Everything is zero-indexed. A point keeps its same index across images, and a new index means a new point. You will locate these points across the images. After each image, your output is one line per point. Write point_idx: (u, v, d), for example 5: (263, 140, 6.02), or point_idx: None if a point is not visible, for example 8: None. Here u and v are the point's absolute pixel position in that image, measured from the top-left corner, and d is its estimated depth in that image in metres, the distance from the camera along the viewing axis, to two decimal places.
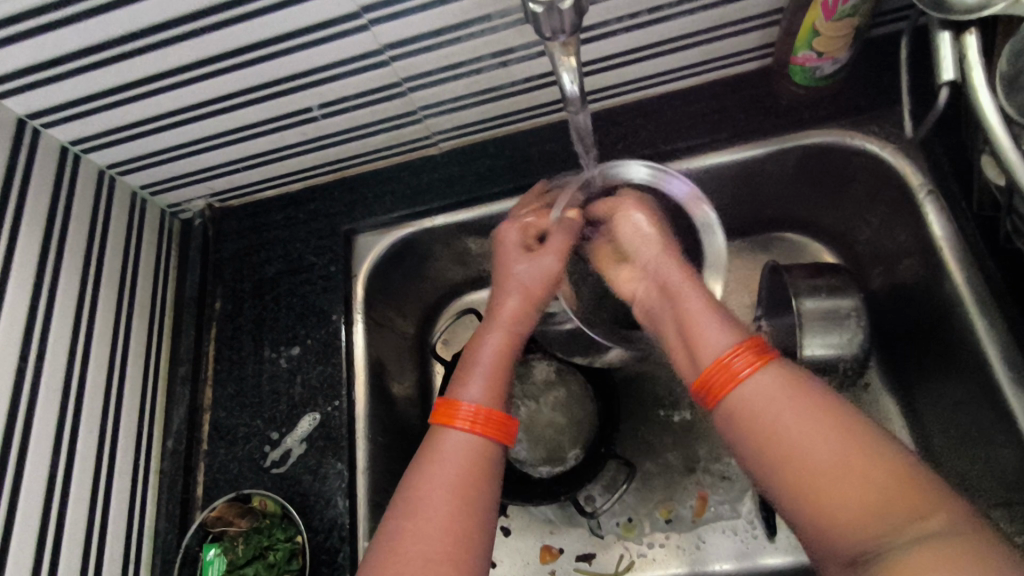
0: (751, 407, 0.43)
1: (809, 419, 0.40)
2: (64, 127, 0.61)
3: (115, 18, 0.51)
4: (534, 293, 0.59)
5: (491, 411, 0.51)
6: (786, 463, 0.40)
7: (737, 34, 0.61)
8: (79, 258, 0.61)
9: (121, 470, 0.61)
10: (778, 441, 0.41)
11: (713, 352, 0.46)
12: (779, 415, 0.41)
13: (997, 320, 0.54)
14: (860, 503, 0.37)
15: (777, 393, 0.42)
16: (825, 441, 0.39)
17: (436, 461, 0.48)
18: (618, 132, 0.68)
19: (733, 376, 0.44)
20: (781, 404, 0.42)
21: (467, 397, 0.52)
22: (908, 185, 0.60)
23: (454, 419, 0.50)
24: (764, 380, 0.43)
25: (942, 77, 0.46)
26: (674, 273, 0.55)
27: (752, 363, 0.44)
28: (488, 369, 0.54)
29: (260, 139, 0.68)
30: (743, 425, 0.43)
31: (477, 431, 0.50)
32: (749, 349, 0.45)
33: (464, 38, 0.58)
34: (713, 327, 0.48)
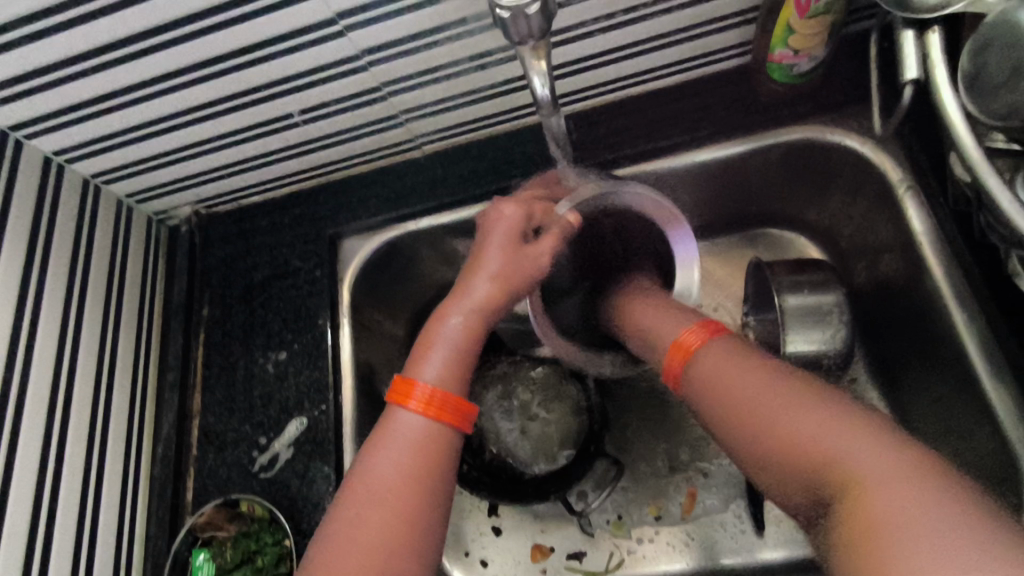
0: (704, 376, 0.48)
1: (747, 377, 0.45)
2: (47, 138, 0.61)
3: (91, 31, 0.51)
4: (504, 282, 0.55)
5: (447, 396, 0.50)
6: (743, 422, 0.44)
7: (712, 33, 0.61)
8: (65, 268, 0.61)
9: (111, 477, 0.62)
10: (734, 401, 0.45)
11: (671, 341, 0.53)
12: (733, 380, 0.46)
13: (976, 314, 0.54)
14: (781, 445, 0.40)
15: (725, 359, 0.48)
16: (759, 391, 0.44)
17: (386, 445, 0.47)
18: (599, 132, 0.68)
19: (690, 353, 0.51)
20: (733, 373, 0.46)
21: (421, 375, 0.50)
22: (887, 180, 0.61)
23: (407, 398, 0.49)
24: (718, 353, 0.49)
25: (905, 76, 0.46)
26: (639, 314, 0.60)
27: (701, 340, 0.51)
28: (450, 350, 0.52)
29: (242, 145, 0.68)
30: (704, 395, 0.48)
31: (430, 415, 0.49)
32: (698, 332, 0.52)
33: (440, 42, 0.58)
34: (671, 324, 0.55)
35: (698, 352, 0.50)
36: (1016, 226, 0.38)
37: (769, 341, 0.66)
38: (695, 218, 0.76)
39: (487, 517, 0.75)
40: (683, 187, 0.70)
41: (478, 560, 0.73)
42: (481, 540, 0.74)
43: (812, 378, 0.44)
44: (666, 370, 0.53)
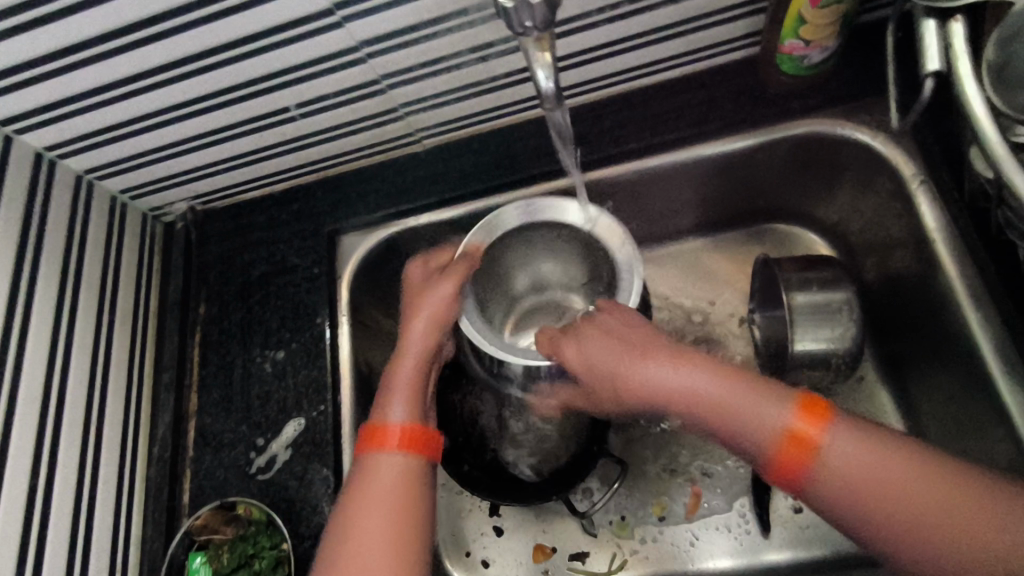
0: (838, 474, 0.46)
1: (866, 458, 0.46)
2: (38, 133, 0.60)
3: (81, 22, 0.50)
4: (434, 323, 0.57)
5: (417, 428, 0.54)
6: (871, 503, 0.45)
7: (721, 23, 0.59)
8: (56, 266, 0.60)
9: (106, 479, 0.61)
10: (871, 491, 0.45)
11: (772, 429, 0.48)
12: (871, 473, 0.45)
13: (990, 313, 0.53)
14: (916, 507, 0.44)
15: (854, 446, 0.46)
16: (893, 471, 0.45)
17: (367, 479, 0.51)
18: (604, 126, 0.67)
19: (812, 444, 0.47)
20: (861, 461, 0.46)
21: (389, 419, 0.54)
22: (898, 175, 0.59)
23: (382, 441, 0.53)
24: (841, 440, 0.46)
25: (926, 67, 0.44)
26: (657, 354, 0.53)
27: (814, 426, 0.47)
28: (406, 391, 0.55)
29: (238, 139, 0.67)
30: (832, 489, 0.46)
31: (404, 445, 0.53)
32: (804, 409, 0.48)
33: (441, 34, 0.56)
34: (755, 398, 0.49)
35: (820, 444, 0.47)
36: None
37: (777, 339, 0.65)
38: (698, 217, 0.75)
39: (488, 516, 0.74)
40: (688, 182, 0.68)
41: (479, 560, 0.73)
42: (483, 540, 0.73)
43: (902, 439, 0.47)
44: (776, 469, 0.48)
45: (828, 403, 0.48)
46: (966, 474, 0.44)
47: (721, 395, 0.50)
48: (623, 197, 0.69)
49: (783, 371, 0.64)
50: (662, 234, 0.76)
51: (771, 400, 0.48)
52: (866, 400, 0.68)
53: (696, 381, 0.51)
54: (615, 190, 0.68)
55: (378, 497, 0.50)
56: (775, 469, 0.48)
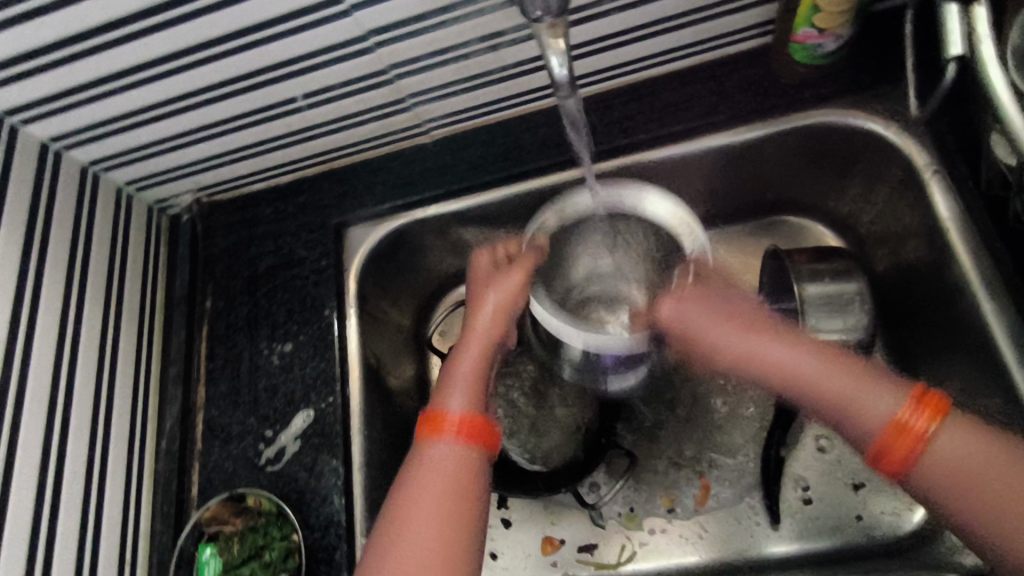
0: (945, 470, 0.43)
1: (983, 460, 0.43)
2: (44, 123, 0.59)
3: (89, 9, 0.49)
4: (501, 312, 0.57)
5: (479, 419, 0.50)
6: (984, 499, 0.43)
7: (732, 12, 0.59)
8: (63, 258, 0.60)
9: (114, 471, 0.60)
10: (983, 486, 0.43)
11: (881, 418, 0.45)
12: (984, 470, 0.43)
13: (1006, 303, 0.53)
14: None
15: (969, 448, 0.43)
16: (1007, 474, 0.43)
17: (423, 475, 0.47)
18: (613, 116, 0.66)
19: (920, 437, 0.44)
20: (975, 458, 0.43)
21: (448, 406, 0.51)
22: (911, 165, 0.59)
23: (440, 426, 0.49)
24: (957, 435, 0.43)
25: (950, 51, 0.45)
26: (756, 339, 0.53)
27: (928, 421, 0.44)
28: (465, 381, 0.53)
29: (245, 130, 0.66)
30: (943, 485, 0.43)
31: (462, 441, 0.48)
32: (921, 404, 0.45)
33: (450, 22, 0.56)
34: (861, 386, 0.47)
35: (931, 438, 0.44)
36: None
37: None
38: (707, 209, 0.74)
39: (497, 509, 0.74)
40: (698, 173, 0.68)
41: (487, 553, 0.72)
42: (491, 532, 0.73)
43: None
44: (876, 456, 0.45)
45: (945, 398, 0.45)
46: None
47: (822, 375, 0.49)
48: None
49: None
50: None
51: (877, 391, 0.46)
52: None
53: (799, 366, 0.50)
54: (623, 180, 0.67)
55: (430, 499, 0.46)
56: (875, 455, 0.45)
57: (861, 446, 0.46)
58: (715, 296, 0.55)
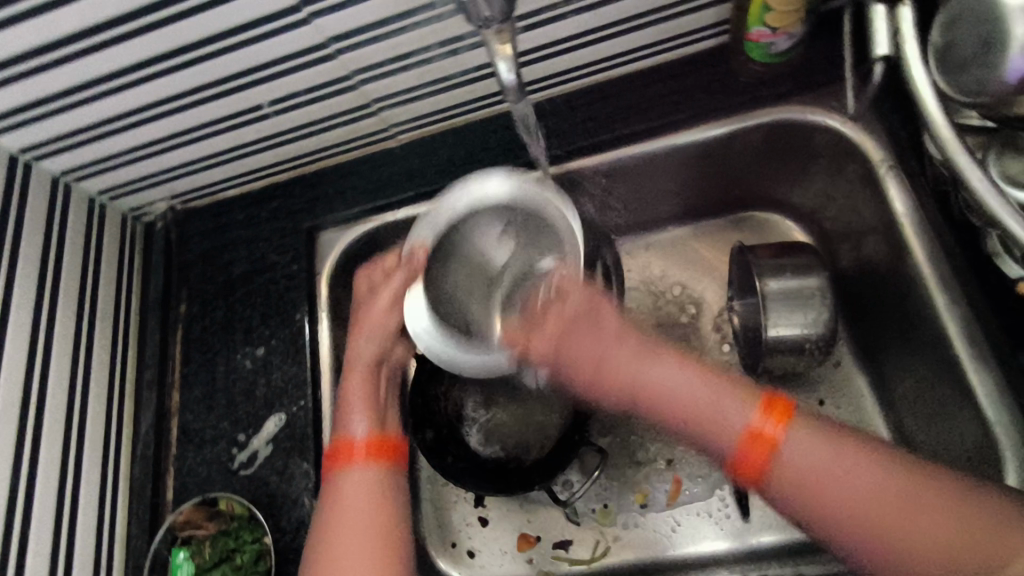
0: (800, 475, 0.46)
1: (837, 459, 0.46)
2: (12, 135, 0.60)
3: (48, 23, 0.50)
4: (385, 327, 0.61)
5: (386, 438, 0.56)
6: (819, 494, 0.45)
7: (688, 12, 0.60)
8: (34, 268, 0.61)
9: (89, 477, 0.61)
10: (822, 483, 0.45)
11: (729, 427, 0.48)
12: (826, 466, 0.46)
13: (957, 294, 0.54)
14: (890, 516, 0.43)
15: (817, 449, 0.46)
16: (860, 474, 0.45)
17: (344, 500, 0.52)
18: (577, 118, 0.67)
19: (770, 444, 0.47)
20: (814, 458, 0.46)
21: (352, 433, 0.56)
22: (869, 160, 0.59)
23: (348, 455, 0.54)
24: (804, 437, 0.47)
25: (875, 52, 0.45)
26: (622, 354, 0.53)
27: (776, 426, 0.48)
28: (359, 403, 0.57)
29: (212, 138, 0.67)
30: (786, 484, 0.46)
31: (375, 463, 0.54)
32: (769, 411, 0.48)
33: (408, 28, 0.56)
34: (718, 398, 0.50)
35: (779, 443, 0.47)
36: (982, 202, 0.38)
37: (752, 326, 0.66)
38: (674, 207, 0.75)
39: (474, 507, 0.75)
40: (662, 171, 0.68)
41: (465, 551, 0.74)
42: (469, 530, 0.74)
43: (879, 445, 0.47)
44: (738, 468, 0.48)
45: (790, 402, 0.49)
46: (915, 467, 0.45)
47: (687, 391, 0.51)
48: (597, 188, 0.69)
49: (759, 357, 0.65)
50: (639, 224, 0.77)
51: (727, 400, 0.49)
52: (845, 385, 0.68)
53: (664, 378, 0.52)
54: (586, 180, 0.68)
55: (360, 514, 0.51)
56: (737, 467, 0.48)
57: (725, 459, 0.49)
58: (599, 307, 0.55)
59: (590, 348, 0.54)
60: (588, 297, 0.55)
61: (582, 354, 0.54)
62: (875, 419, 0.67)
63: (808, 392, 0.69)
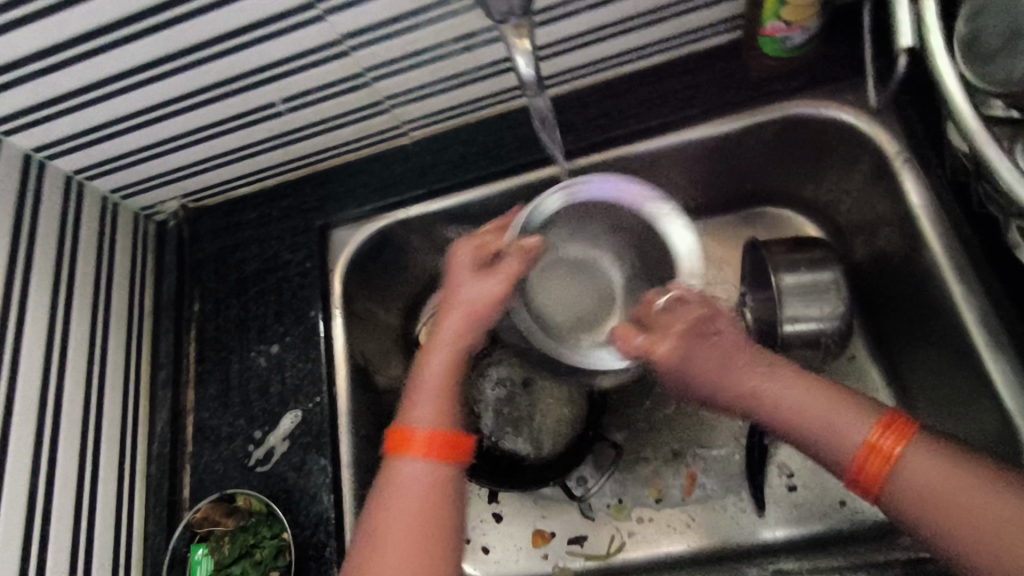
0: (923, 493, 0.44)
1: (960, 482, 0.43)
2: (26, 134, 0.60)
3: (65, 21, 0.50)
4: (478, 309, 0.55)
5: (447, 435, 0.51)
6: (941, 509, 0.43)
7: (702, 7, 0.60)
8: (50, 266, 0.61)
9: (106, 475, 0.61)
10: (941, 495, 0.44)
11: (844, 437, 0.47)
12: (947, 481, 0.44)
13: (974, 285, 0.54)
14: (1023, 543, 0.41)
15: (942, 470, 0.44)
16: (991, 499, 0.42)
17: (396, 491, 0.49)
18: (590, 113, 0.67)
19: (889, 459, 0.45)
20: (933, 470, 0.44)
21: (415, 420, 0.51)
22: (884, 154, 0.60)
23: (409, 446, 0.50)
24: (923, 456, 0.45)
25: (900, 43, 0.45)
26: (739, 369, 0.53)
27: (895, 443, 0.45)
28: (432, 392, 0.53)
29: (226, 136, 0.67)
30: (903, 495, 0.45)
31: (432, 457, 0.50)
32: (888, 427, 0.46)
33: (423, 24, 0.56)
34: (831, 410, 0.49)
35: (900, 460, 0.45)
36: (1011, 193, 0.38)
37: (767, 319, 0.66)
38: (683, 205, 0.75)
39: (487, 504, 0.75)
40: (675, 168, 0.69)
41: (480, 547, 0.74)
42: (483, 526, 0.74)
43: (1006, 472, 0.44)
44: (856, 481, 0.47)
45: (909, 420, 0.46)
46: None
47: (795, 402, 0.50)
48: None
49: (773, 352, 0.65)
50: None
51: (843, 412, 0.48)
52: (857, 378, 0.69)
53: (781, 392, 0.51)
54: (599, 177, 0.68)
55: (406, 511, 0.48)
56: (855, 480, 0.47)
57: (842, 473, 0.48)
58: (703, 321, 0.54)
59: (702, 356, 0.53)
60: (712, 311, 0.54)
61: (702, 363, 0.53)
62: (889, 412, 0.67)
63: None
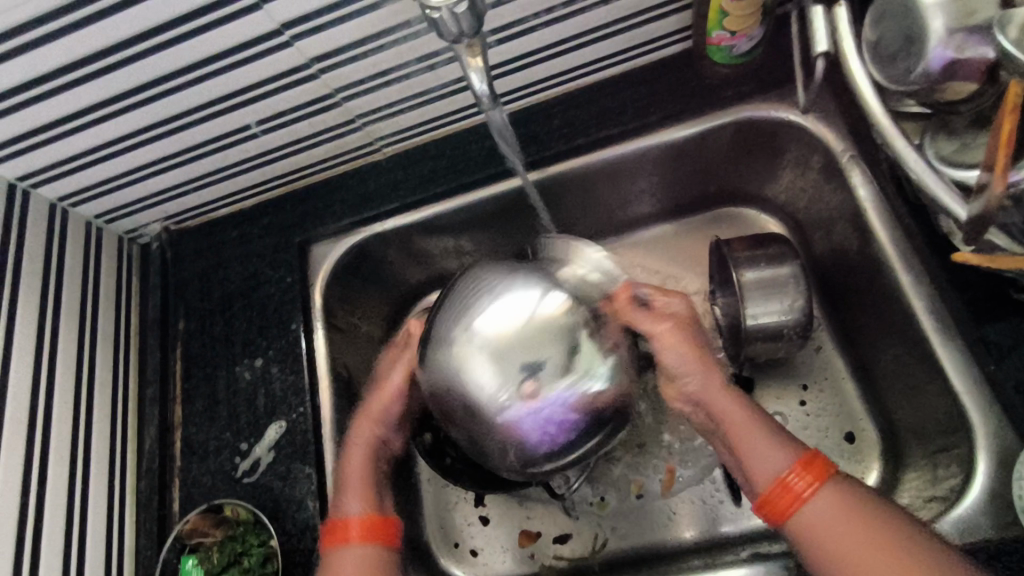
0: (810, 528, 0.49)
1: (848, 524, 0.48)
2: (10, 164, 0.62)
3: (42, 56, 0.52)
4: (379, 403, 0.63)
5: (376, 521, 0.57)
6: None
7: (652, 20, 0.63)
8: (35, 290, 0.63)
9: (97, 491, 0.63)
10: (855, 564, 0.47)
11: (771, 473, 0.52)
12: (841, 530, 0.48)
13: (920, 272, 0.57)
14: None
15: (836, 513, 0.49)
16: (871, 545, 0.47)
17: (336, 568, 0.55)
18: (554, 124, 0.70)
19: (796, 499, 0.50)
20: (849, 535, 0.48)
21: (347, 514, 0.58)
22: (832, 151, 0.63)
23: (346, 535, 0.56)
24: (827, 498, 0.50)
25: (816, 49, 0.49)
26: (709, 377, 0.57)
27: (808, 484, 0.50)
28: (354, 484, 0.59)
29: (203, 159, 0.69)
30: (807, 546, 0.49)
31: (366, 542, 0.56)
32: (805, 468, 0.51)
33: (387, 46, 0.59)
34: (767, 442, 0.53)
35: (808, 499, 0.50)
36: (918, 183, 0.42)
37: (733, 316, 0.69)
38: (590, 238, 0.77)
39: (474, 507, 0.77)
40: (638, 172, 0.71)
41: (468, 550, 0.76)
42: (470, 530, 0.76)
43: (893, 517, 0.49)
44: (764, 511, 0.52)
45: (825, 464, 0.51)
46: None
47: (740, 427, 0.55)
48: (574, 190, 0.72)
49: (740, 346, 0.68)
50: (622, 224, 0.80)
51: (774, 447, 0.53)
52: (823, 368, 0.71)
53: (739, 416, 0.55)
54: (563, 184, 0.71)
55: None
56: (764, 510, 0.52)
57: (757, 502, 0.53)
58: (681, 319, 0.60)
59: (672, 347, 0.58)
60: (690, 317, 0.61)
61: (688, 357, 0.58)
62: (855, 400, 0.69)
63: (792, 378, 0.72)
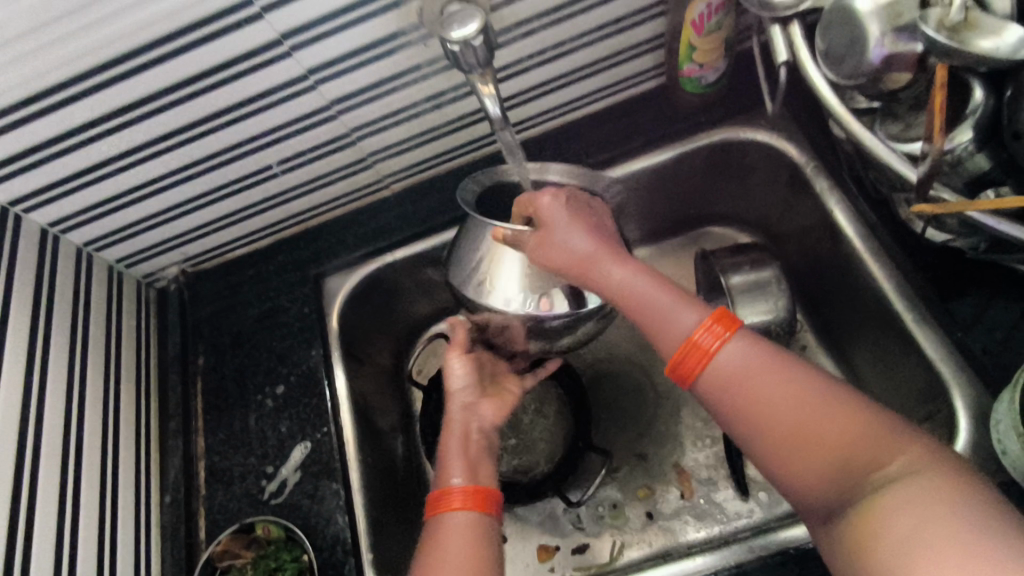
0: (719, 378, 0.50)
1: (765, 377, 0.48)
2: (44, 210, 0.66)
3: (89, 104, 0.58)
4: (459, 382, 0.64)
5: (478, 487, 0.55)
6: (767, 428, 0.47)
7: (631, 59, 0.72)
8: (66, 327, 0.65)
9: (125, 522, 0.64)
10: (764, 413, 0.48)
11: (682, 333, 0.52)
12: (755, 382, 0.49)
13: (887, 261, 0.64)
14: (809, 427, 0.46)
15: (749, 366, 0.49)
16: (787, 400, 0.47)
17: (444, 545, 0.51)
18: (548, 155, 0.77)
19: (702, 358, 0.50)
20: (768, 377, 0.48)
21: (448, 484, 0.55)
22: (797, 164, 0.71)
23: (450, 504, 0.54)
24: (738, 352, 0.50)
25: (779, 59, 0.58)
26: (610, 268, 0.56)
27: (717, 337, 0.51)
28: (457, 454, 0.58)
29: (225, 201, 0.74)
30: (720, 399, 0.50)
31: (470, 507, 0.53)
32: (714, 325, 0.51)
33: (400, 88, 0.66)
34: (674, 303, 0.54)
35: (715, 353, 0.50)
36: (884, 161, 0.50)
37: None
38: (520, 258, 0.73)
39: None
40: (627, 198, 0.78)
41: None
42: None
43: (806, 367, 0.49)
44: (675, 369, 0.52)
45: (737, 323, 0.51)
46: (885, 422, 0.44)
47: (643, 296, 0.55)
48: None
49: None
50: None
51: (686, 310, 0.53)
52: None
53: (627, 286, 0.56)
54: None
55: (457, 549, 0.50)
56: (674, 368, 0.52)
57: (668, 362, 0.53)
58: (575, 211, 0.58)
59: (565, 275, 0.58)
60: (584, 208, 0.59)
61: (568, 254, 0.57)
62: None
63: None
